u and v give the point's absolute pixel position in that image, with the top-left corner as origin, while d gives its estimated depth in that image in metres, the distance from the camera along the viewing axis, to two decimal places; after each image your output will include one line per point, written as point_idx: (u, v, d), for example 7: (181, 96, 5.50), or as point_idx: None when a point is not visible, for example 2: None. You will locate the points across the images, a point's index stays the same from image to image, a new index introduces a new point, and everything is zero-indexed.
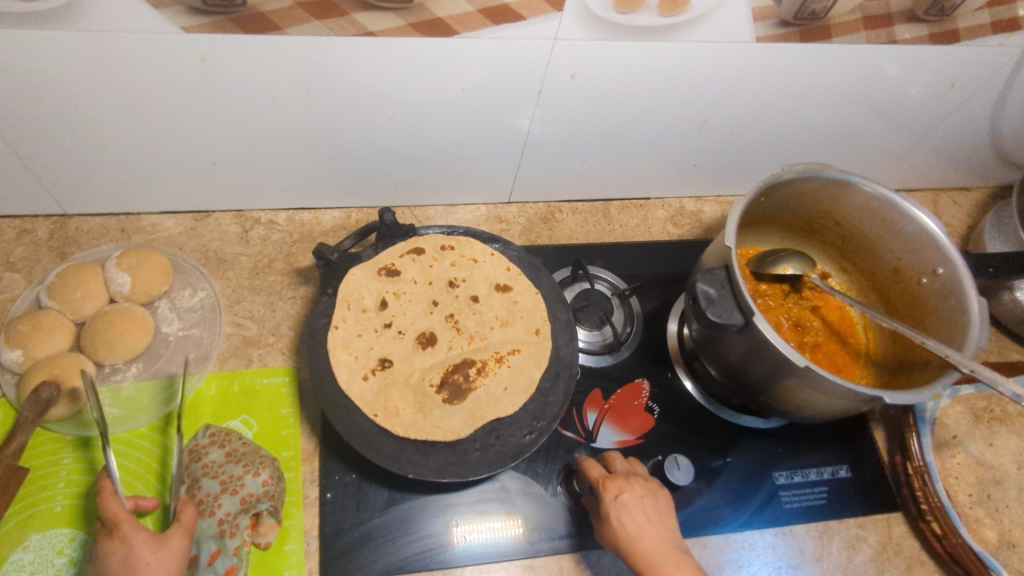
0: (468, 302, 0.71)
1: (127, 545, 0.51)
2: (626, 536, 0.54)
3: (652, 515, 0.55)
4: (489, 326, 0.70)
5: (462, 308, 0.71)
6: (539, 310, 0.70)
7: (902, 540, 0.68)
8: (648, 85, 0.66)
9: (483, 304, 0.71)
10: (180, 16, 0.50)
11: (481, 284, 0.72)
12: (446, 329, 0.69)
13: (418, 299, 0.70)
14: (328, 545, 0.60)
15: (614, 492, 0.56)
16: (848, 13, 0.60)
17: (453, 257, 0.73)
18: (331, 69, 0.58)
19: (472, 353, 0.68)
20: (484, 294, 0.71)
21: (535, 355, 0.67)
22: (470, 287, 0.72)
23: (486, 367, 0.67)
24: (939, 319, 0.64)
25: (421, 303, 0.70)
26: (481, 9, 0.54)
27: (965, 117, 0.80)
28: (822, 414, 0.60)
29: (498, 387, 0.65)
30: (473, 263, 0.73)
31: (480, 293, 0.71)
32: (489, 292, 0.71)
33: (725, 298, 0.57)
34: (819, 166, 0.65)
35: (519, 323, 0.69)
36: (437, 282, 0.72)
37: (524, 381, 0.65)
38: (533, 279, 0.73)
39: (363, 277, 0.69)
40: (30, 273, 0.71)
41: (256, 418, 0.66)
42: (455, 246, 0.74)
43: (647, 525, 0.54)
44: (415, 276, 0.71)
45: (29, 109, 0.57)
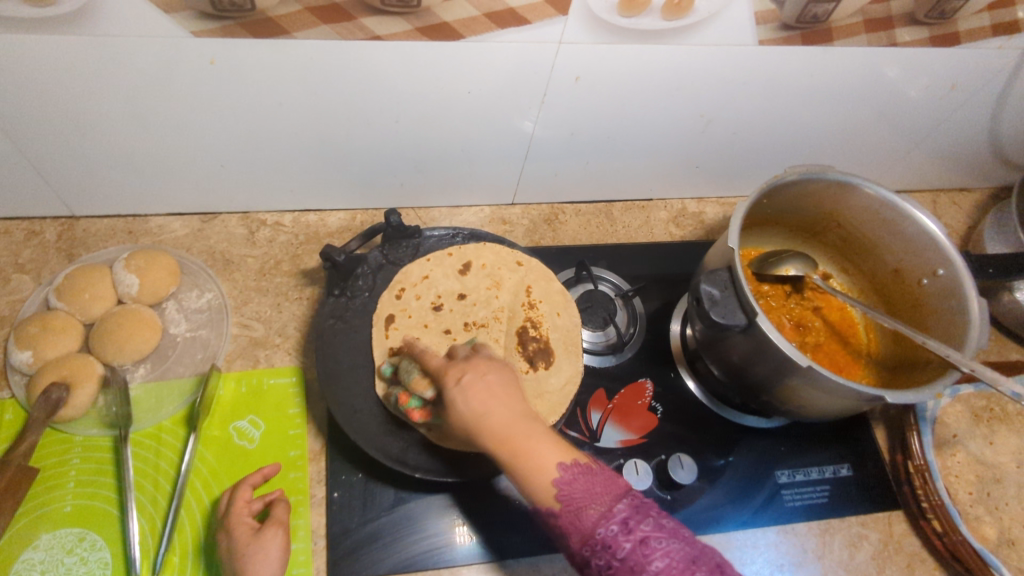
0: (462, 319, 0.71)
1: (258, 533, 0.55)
2: (493, 420, 0.48)
3: (497, 386, 0.50)
4: (494, 320, 0.71)
5: (451, 320, 0.70)
6: (518, 283, 0.73)
7: (903, 538, 0.69)
8: (652, 87, 0.67)
9: (469, 304, 0.72)
10: (189, 20, 0.51)
11: (448, 285, 0.72)
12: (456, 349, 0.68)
13: (411, 314, 0.69)
14: (335, 544, 0.61)
15: (455, 379, 0.51)
16: (849, 16, 0.60)
17: (411, 290, 0.71)
18: (338, 72, 0.59)
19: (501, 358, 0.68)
20: (463, 295, 0.72)
21: (559, 334, 0.70)
22: (438, 295, 0.72)
23: (529, 354, 0.69)
24: (939, 319, 0.64)
25: (417, 326, 0.69)
26: (487, 13, 0.55)
27: (965, 119, 0.80)
28: (824, 414, 0.61)
29: (545, 360, 0.68)
30: (426, 281, 0.72)
31: (458, 295, 0.72)
32: (462, 291, 0.72)
33: (728, 298, 0.58)
34: (821, 168, 0.65)
35: (511, 301, 0.72)
36: (422, 318, 0.70)
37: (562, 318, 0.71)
38: (501, 261, 0.74)
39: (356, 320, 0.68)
40: (39, 274, 0.72)
41: (263, 418, 0.67)
42: (402, 283, 0.71)
43: (504, 398, 0.49)
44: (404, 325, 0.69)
45: (38, 113, 0.58)
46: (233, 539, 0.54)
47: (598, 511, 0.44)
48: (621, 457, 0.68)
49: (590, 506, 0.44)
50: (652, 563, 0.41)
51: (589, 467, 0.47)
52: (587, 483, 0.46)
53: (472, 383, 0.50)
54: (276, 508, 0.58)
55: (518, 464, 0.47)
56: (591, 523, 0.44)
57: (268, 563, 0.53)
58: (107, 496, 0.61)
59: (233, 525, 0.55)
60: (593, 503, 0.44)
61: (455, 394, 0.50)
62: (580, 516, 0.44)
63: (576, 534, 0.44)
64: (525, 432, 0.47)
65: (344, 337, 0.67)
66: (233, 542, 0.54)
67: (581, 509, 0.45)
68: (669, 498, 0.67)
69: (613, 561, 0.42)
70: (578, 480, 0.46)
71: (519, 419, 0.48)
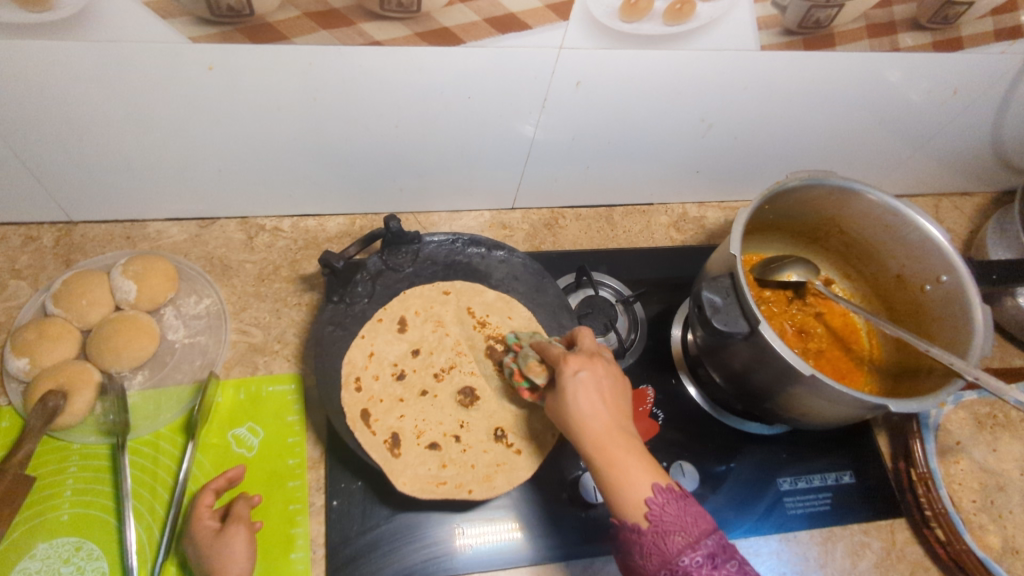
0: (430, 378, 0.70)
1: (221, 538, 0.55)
2: (598, 425, 0.50)
3: (610, 391, 0.53)
4: (458, 356, 0.72)
5: (420, 381, 0.70)
6: (456, 311, 0.73)
7: (906, 546, 0.68)
8: (654, 92, 0.67)
9: (425, 355, 0.71)
10: (188, 26, 0.50)
11: (395, 350, 0.70)
12: (443, 405, 0.69)
13: (378, 393, 0.67)
14: (335, 553, 0.60)
15: (597, 373, 0.53)
16: (853, 21, 0.60)
17: (372, 379, 0.68)
18: (338, 78, 0.58)
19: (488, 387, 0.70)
20: (416, 351, 0.71)
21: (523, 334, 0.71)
22: (392, 363, 0.70)
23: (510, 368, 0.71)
24: (942, 326, 0.64)
25: (393, 404, 0.68)
26: (488, 18, 0.54)
27: (967, 123, 0.80)
28: (826, 421, 0.61)
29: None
30: (375, 356, 0.69)
31: (410, 353, 0.71)
32: (411, 347, 0.71)
33: (730, 305, 0.57)
34: (823, 174, 0.65)
35: (462, 331, 0.73)
36: (398, 396, 0.68)
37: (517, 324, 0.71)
38: (428, 298, 0.73)
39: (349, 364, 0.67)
40: (36, 280, 0.71)
41: (261, 426, 0.66)
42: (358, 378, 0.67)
43: (613, 406, 0.52)
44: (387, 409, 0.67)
45: (35, 118, 0.57)
46: (196, 542, 0.55)
47: (685, 540, 0.45)
48: None
49: (677, 533, 0.45)
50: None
51: (681, 495, 0.47)
52: (680, 511, 0.46)
53: (589, 389, 0.52)
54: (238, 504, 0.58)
55: (614, 475, 0.48)
56: (675, 550, 0.44)
57: (236, 557, 0.55)
58: (104, 504, 0.60)
59: (195, 530, 0.56)
60: (682, 532, 0.45)
61: (570, 386, 0.52)
62: (665, 540, 0.45)
63: (657, 555, 0.45)
64: (624, 446, 0.49)
65: (346, 344, 0.68)
66: (197, 545, 0.55)
67: (667, 533, 0.45)
68: None
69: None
70: (670, 506, 0.46)
71: (620, 428, 0.50)
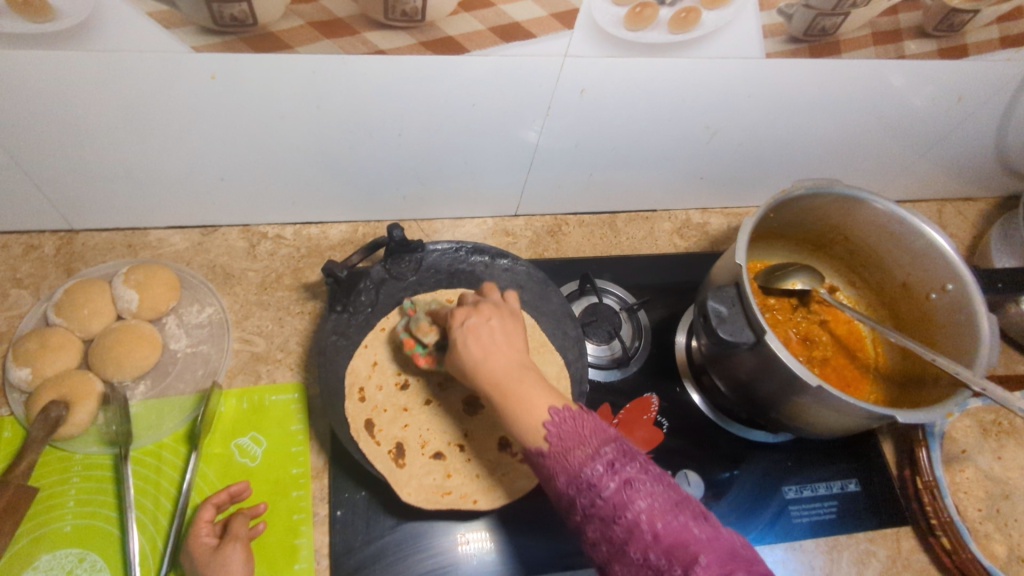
0: (434, 387, 0.70)
1: (222, 553, 0.55)
2: (489, 366, 0.51)
3: (500, 334, 0.53)
4: None
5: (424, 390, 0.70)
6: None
7: (912, 555, 0.68)
8: (658, 99, 0.66)
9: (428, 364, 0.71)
10: (191, 36, 0.50)
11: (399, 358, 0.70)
12: (447, 414, 0.69)
13: (382, 403, 0.67)
14: (339, 564, 0.60)
15: (483, 317, 0.54)
16: (858, 29, 0.60)
17: (376, 389, 0.67)
18: (341, 87, 0.58)
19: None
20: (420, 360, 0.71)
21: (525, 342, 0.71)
22: (396, 373, 0.69)
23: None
24: (948, 334, 0.64)
25: (397, 415, 0.67)
26: (492, 28, 0.54)
27: (971, 129, 0.80)
28: (833, 430, 0.60)
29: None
30: (378, 365, 0.69)
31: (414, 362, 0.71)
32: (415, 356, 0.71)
33: (736, 315, 0.57)
34: (828, 182, 0.64)
35: None
36: (401, 406, 0.68)
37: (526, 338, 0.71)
38: None
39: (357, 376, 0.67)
40: (38, 289, 0.71)
41: (265, 436, 0.66)
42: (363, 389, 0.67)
43: (505, 347, 0.52)
44: (388, 419, 0.66)
45: (36, 127, 0.57)
46: (195, 558, 0.55)
47: (584, 452, 0.46)
48: None
49: (577, 448, 0.46)
50: (635, 503, 0.43)
51: (576, 412, 0.48)
52: (575, 426, 0.47)
53: (486, 330, 0.53)
54: (236, 520, 0.58)
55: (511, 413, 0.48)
56: (577, 463, 0.45)
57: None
58: (107, 515, 0.60)
59: (192, 545, 0.56)
60: (580, 445, 0.46)
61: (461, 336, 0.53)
62: (567, 456, 0.46)
63: (564, 473, 0.46)
64: (517, 380, 0.49)
65: (348, 353, 0.68)
66: (195, 562, 0.54)
67: (568, 450, 0.46)
68: None
69: (597, 499, 0.44)
70: (566, 423, 0.47)
71: (512, 366, 0.50)
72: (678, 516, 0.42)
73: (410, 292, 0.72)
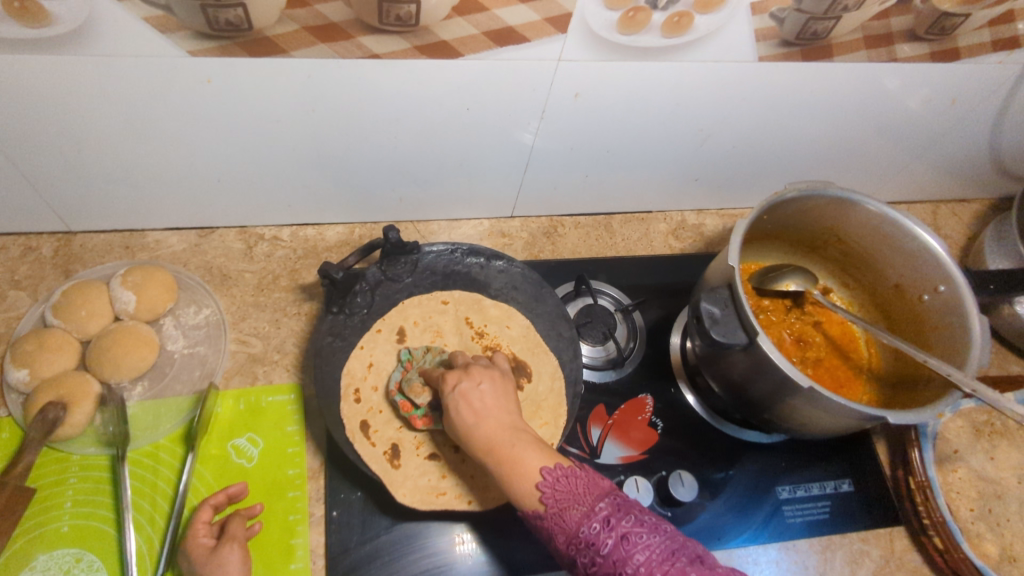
0: None
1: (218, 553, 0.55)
2: (480, 430, 0.52)
3: (491, 395, 0.55)
4: None
5: None
6: (454, 321, 0.73)
7: (905, 554, 0.69)
8: (653, 102, 0.67)
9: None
10: (186, 41, 0.50)
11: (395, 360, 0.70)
12: None
13: (377, 404, 0.67)
14: (335, 564, 0.60)
15: (473, 380, 0.56)
16: (850, 33, 0.60)
17: (371, 390, 0.68)
18: (336, 91, 0.59)
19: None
20: None
21: (519, 344, 0.72)
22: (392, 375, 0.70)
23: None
24: (940, 335, 0.64)
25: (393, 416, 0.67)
26: (486, 32, 0.54)
27: (965, 131, 0.80)
28: (825, 431, 0.61)
29: (526, 375, 0.70)
30: (373, 367, 0.69)
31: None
32: None
33: (729, 317, 0.57)
34: (821, 185, 0.65)
35: (460, 341, 0.72)
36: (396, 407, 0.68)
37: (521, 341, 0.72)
38: (427, 308, 0.73)
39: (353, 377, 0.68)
40: (35, 291, 0.71)
41: (262, 437, 0.66)
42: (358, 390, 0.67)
43: (497, 409, 0.54)
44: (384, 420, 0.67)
45: (33, 131, 0.57)
46: (191, 559, 0.55)
47: (581, 511, 0.46)
48: (621, 474, 0.67)
49: (573, 507, 0.46)
50: (634, 557, 0.43)
51: (572, 470, 0.49)
52: (570, 485, 0.47)
53: (477, 393, 0.55)
54: (233, 520, 0.58)
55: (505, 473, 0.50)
56: (575, 523, 0.46)
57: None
58: (104, 515, 0.60)
59: (190, 546, 0.56)
60: (576, 504, 0.46)
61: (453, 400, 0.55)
62: (564, 516, 0.46)
63: (562, 534, 0.46)
64: (509, 442, 0.51)
65: (344, 354, 0.68)
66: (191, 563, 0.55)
67: (564, 510, 0.47)
68: (670, 514, 0.67)
69: (597, 557, 0.44)
70: (560, 482, 0.48)
71: (503, 427, 0.52)
72: (675, 565, 0.43)
73: (407, 294, 0.74)
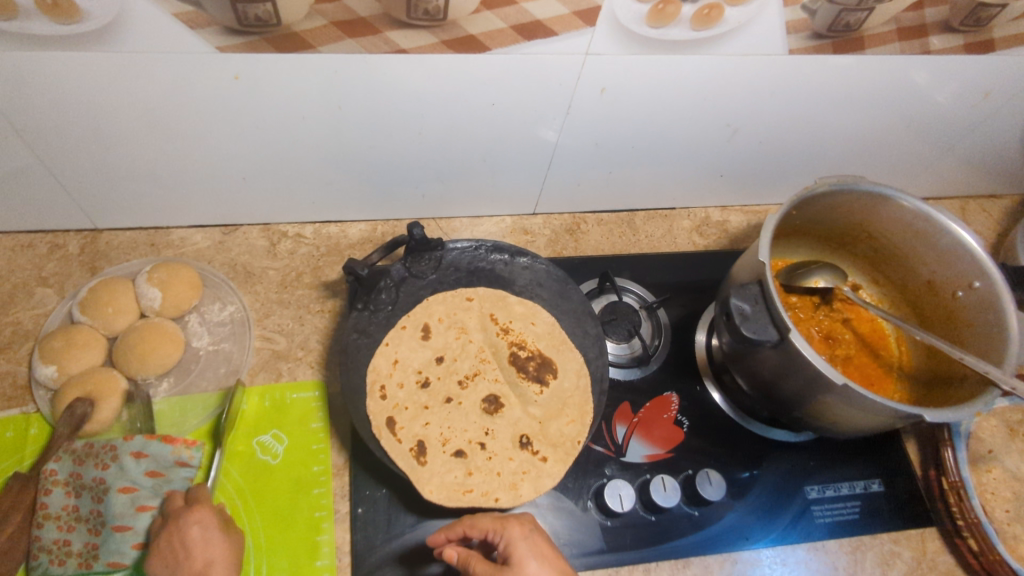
0: (454, 385, 0.70)
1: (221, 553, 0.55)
2: None
3: (543, 545, 0.54)
4: (482, 363, 0.72)
5: (444, 388, 0.70)
6: (479, 318, 0.73)
7: (937, 556, 0.67)
8: (679, 98, 0.66)
9: (449, 362, 0.72)
10: (215, 36, 0.50)
11: (419, 357, 0.70)
12: (467, 412, 0.69)
13: (403, 402, 0.67)
14: (360, 561, 0.60)
15: (517, 532, 0.55)
16: (883, 24, 0.59)
17: (395, 387, 0.68)
18: (361, 87, 0.59)
19: (512, 394, 0.71)
20: (439, 358, 0.71)
21: (545, 340, 0.72)
22: (416, 372, 0.70)
23: (534, 374, 0.71)
24: (976, 333, 0.63)
25: (419, 413, 0.67)
26: (514, 26, 0.54)
27: (997, 125, 0.79)
28: (857, 430, 0.60)
29: (551, 371, 0.70)
30: (398, 363, 0.69)
31: (435, 360, 0.71)
32: (435, 354, 0.71)
33: (760, 314, 0.57)
34: (852, 179, 0.64)
35: (485, 338, 0.73)
36: (421, 405, 0.68)
37: (548, 336, 0.72)
38: (451, 304, 0.73)
39: (382, 372, 0.67)
40: (62, 288, 0.72)
41: (287, 433, 0.66)
42: (383, 387, 0.67)
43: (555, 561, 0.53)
44: (408, 418, 0.66)
45: (61, 127, 0.58)
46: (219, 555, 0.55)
47: None
48: (647, 473, 0.67)
49: None
50: None
51: None
52: None
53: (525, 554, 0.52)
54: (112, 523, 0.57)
55: None
56: None
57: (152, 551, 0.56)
58: None
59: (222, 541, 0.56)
60: None
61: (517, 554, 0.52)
62: None
63: None
64: None
65: (370, 351, 0.68)
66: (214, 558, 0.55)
67: None
68: (697, 514, 0.66)
69: None
70: None
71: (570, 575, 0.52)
72: None
73: (431, 291, 0.73)
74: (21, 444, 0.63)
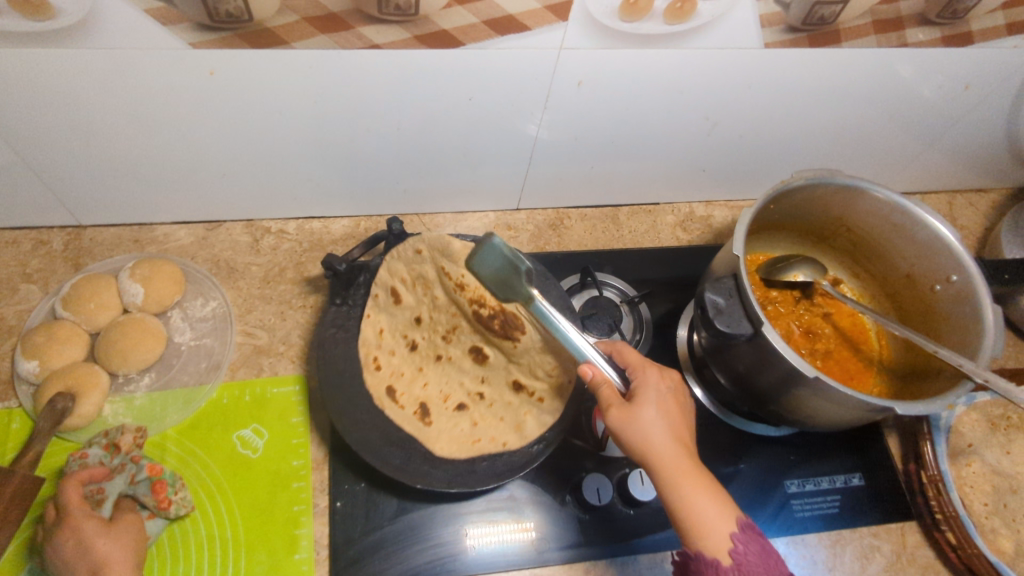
0: (440, 340, 0.71)
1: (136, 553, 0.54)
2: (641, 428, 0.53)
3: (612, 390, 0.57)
4: (456, 316, 0.69)
5: (431, 346, 0.71)
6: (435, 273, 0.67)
7: (917, 549, 0.67)
8: (656, 91, 0.66)
9: (427, 319, 0.71)
10: (188, 32, 0.50)
11: (400, 320, 0.71)
12: (459, 364, 0.70)
13: (394, 371, 0.68)
14: (338, 554, 0.61)
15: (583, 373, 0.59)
16: (857, 17, 0.59)
17: (383, 360, 0.68)
18: (337, 83, 0.59)
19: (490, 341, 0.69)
20: (417, 317, 0.71)
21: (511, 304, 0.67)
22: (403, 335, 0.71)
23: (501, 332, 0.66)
24: (953, 327, 0.63)
25: (413, 377, 0.69)
26: (487, 21, 0.54)
27: (980, 119, 0.78)
28: (834, 423, 0.60)
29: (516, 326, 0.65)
30: (378, 335, 0.69)
31: (413, 320, 0.71)
32: (412, 314, 0.71)
33: (734, 307, 0.57)
34: (828, 173, 0.64)
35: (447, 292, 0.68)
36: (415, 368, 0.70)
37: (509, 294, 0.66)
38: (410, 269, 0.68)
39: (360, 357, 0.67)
40: (46, 284, 0.72)
41: (267, 428, 0.67)
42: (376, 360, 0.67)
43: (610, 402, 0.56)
44: (404, 382, 0.68)
45: (40, 124, 0.58)
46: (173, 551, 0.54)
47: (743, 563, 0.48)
48: (627, 467, 0.67)
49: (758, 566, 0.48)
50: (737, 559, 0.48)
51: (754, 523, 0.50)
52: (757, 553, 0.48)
53: (637, 411, 0.53)
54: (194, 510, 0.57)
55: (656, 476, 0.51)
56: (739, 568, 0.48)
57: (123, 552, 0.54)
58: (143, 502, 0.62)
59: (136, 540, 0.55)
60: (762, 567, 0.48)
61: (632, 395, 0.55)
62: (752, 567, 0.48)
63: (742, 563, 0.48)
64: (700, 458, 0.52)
65: (347, 345, 0.68)
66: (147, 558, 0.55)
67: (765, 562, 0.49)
68: None
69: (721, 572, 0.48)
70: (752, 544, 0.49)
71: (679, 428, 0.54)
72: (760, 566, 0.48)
73: None
74: (3, 438, 0.63)
